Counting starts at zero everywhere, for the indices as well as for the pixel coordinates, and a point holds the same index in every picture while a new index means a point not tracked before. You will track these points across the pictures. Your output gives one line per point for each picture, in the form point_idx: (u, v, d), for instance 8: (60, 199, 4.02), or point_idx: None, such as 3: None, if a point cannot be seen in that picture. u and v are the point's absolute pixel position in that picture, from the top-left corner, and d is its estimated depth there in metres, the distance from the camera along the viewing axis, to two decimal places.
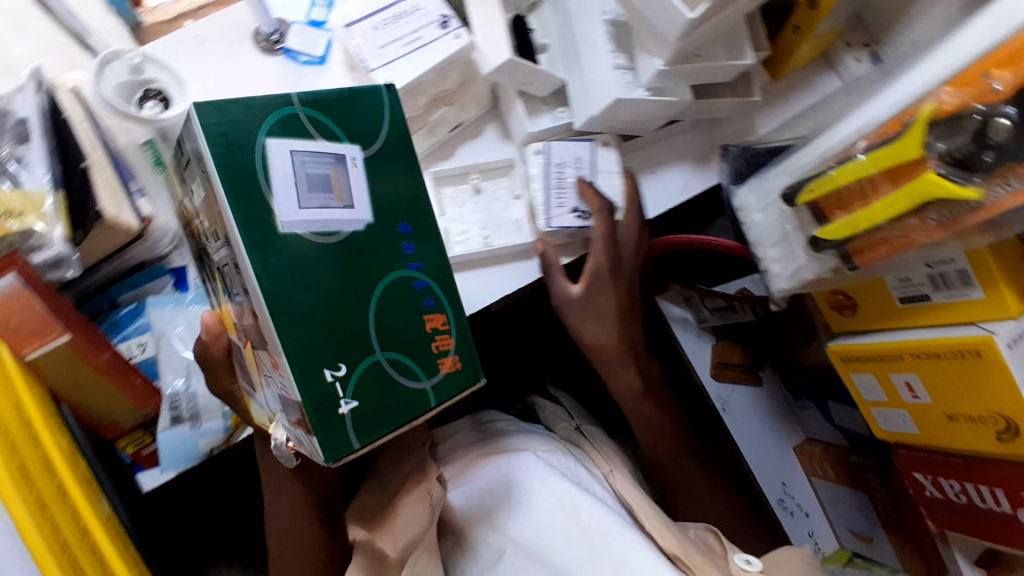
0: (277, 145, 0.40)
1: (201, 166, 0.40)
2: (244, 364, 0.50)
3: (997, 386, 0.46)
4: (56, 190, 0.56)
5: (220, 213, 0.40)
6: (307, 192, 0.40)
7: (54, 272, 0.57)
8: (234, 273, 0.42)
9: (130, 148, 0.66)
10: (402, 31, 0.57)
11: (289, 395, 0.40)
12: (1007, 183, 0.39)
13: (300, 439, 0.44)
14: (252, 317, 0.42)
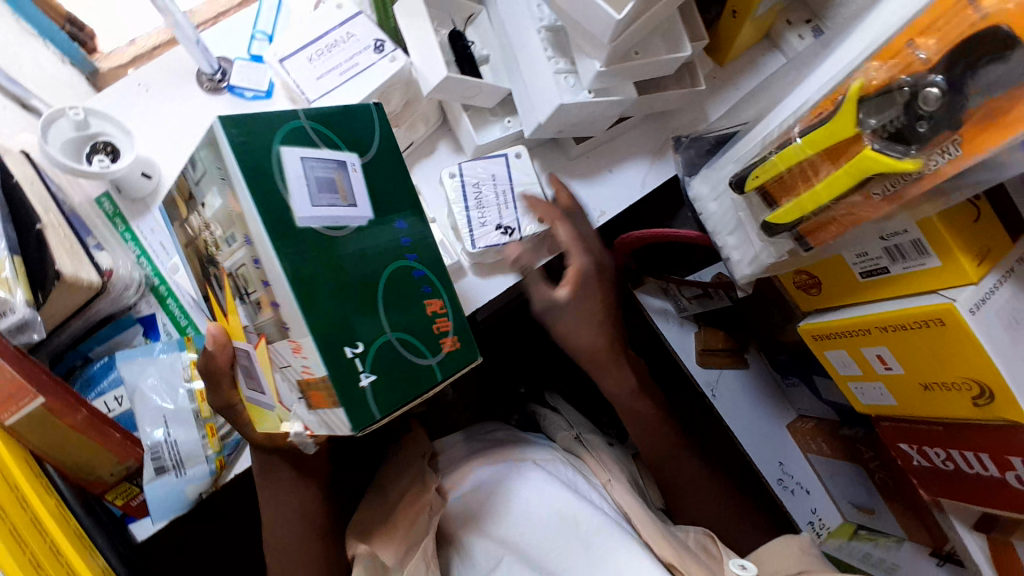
0: (289, 153, 0.40)
1: (217, 172, 0.40)
2: (249, 369, 0.48)
3: (965, 353, 0.46)
4: (13, 255, 0.56)
5: (238, 216, 0.39)
6: (317, 192, 0.40)
7: (21, 336, 0.57)
8: (248, 272, 0.41)
9: (85, 206, 0.67)
10: (338, 60, 0.57)
11: (312, 373, 0.40)
12: (945, 151, 0.39)
13: (319, 424, 0.43)
14: (269, 312, 0.41)
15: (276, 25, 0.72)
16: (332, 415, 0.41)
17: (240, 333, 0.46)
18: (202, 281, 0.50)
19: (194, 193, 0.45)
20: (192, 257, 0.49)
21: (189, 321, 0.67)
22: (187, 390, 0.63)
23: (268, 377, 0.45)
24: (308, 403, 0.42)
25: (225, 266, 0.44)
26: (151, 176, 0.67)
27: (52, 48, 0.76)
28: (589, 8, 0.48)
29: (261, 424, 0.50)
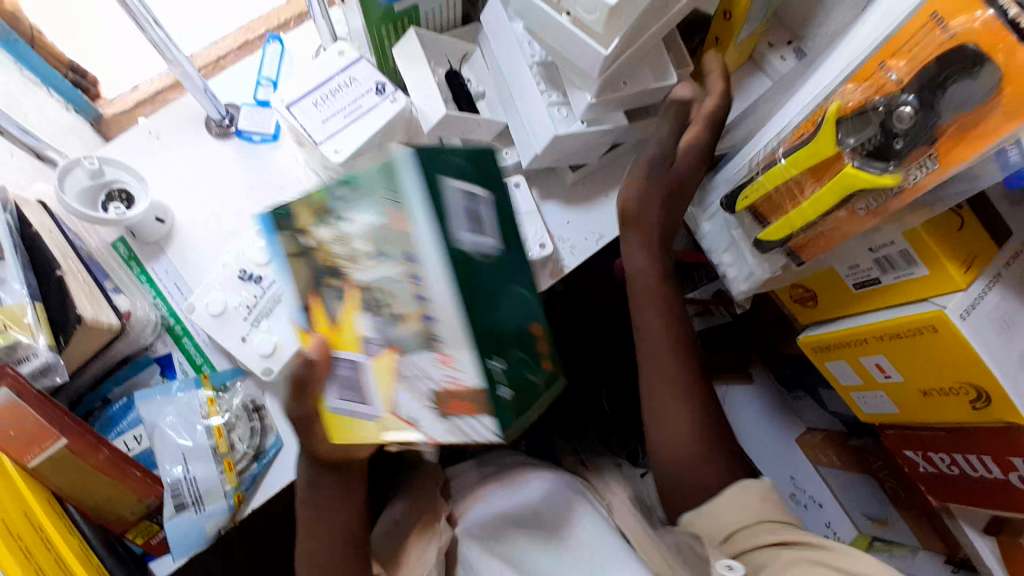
0: (446, 183, 0.35)
1: (390, 189, 0.36)
2: (354, 380, 0.44)
3: (959, 358, 0.47)
4: (35, 301, 0.58)
5: (403, 235, 0.37)
6: (462, 225, 0.36)
7: (45, 379, 0.59)
8: (401, 287, 0.39)
9: (103, 251, 0.69)
10: (342, 102, 0.59)
11: (461, 382, 0.38)
12: (922, 166, 0.42)
13: (453, 435, 0.40)
14: (415, 326, 0.39)
15: (280, 71, 0.75)
16: (474, 423, 0.39)
17: (353, 344, 0.43)
18: (311, 290, 0.46)
19: (331, 204, 0.41)
20: (304, 265, 0.45)
21: (204, 360, 0.69)
22: (204, 426, 0.64)
23: (383, 387, 0.42)
24: (438, 411, 0.40)
25: (357, 278, 0.41)
26: (165, 220, 0.69)
27: (57, 96, 0.85)
28: (578, 45, 0.50)
29: (351, 436, 0.47)
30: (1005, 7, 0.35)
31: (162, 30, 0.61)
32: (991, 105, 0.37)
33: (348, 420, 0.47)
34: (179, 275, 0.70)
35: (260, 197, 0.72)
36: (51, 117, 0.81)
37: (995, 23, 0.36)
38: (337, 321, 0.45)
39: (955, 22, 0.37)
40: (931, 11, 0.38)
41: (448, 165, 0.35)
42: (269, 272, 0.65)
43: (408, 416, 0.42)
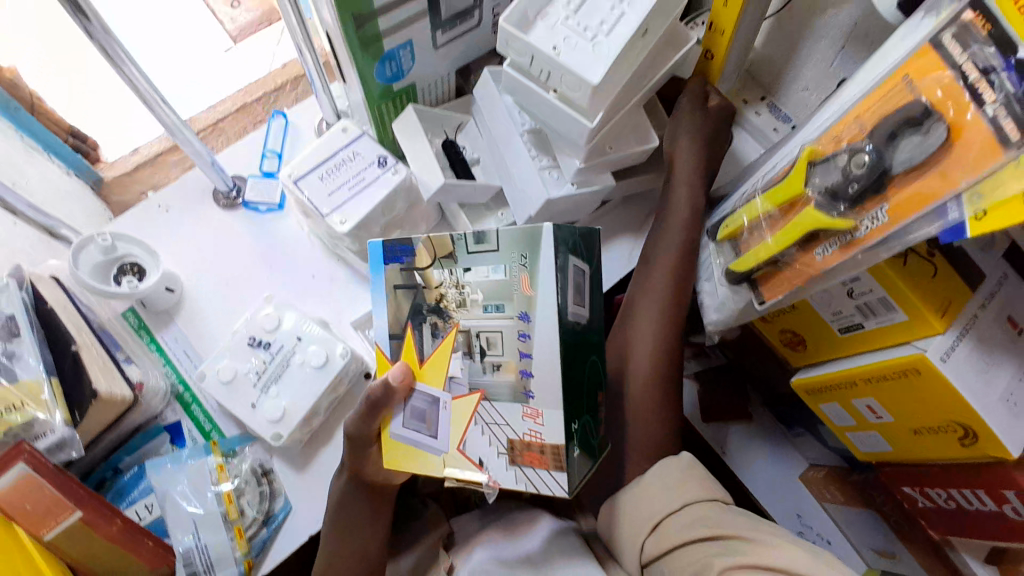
0: (570, 262, 0.47)
1: (524, 256, 0.46)
2: (426, 413, 0.49)
3: (943, 399, 0.49)
4: (50, 376, 0.60)
5: (526, 297, 0.46)
6: (574, 297, 0.47)
7: (60, 453, 0.59)
8: (510, 336, 0.46)
9: (114, 321, 0.71)
10: (346, 175, 0.63)
11: (542, 438, 0.46)
12: (874, 215, 0.44)
13: (523, 481, 0.46)
14: (509, 377, 0.46)
15: (285, 143, 0.80)
16: (544, 476, 0.46)
17: (438, 381, 0.48)
18: (404, 320, 0.50)
19: (457, 252, 0.48)
20: (407, 297, 0.49)
21: (213, 427, 0.70)
22: (214, 493, 0.65)
23: (455, 428, 0.47)
24: (511, 460, 0.46)
25: (463, 322, 0.48)
26: (175, 290, 0.71)
27: (56, 161, 0.98)
28: (567, 119, 0.54)
29: (406, 466, 0.49)
30: (964, 72, 0.38)
31: (171, 107, 0.65)
32: (936, 163, 0.40)
33: (404, 452, 0.50)
34: (188, 342, 0.72)
35: (267, 264, 0.74)
36: (51, 180, 0.93)
37: (955, 83, 0.39)
38: (428, 358, 0.49)
39: (923, 82, 0.41)
40: (906, 71, 0.42)
41: (577, 248, 0.48)
42: (277, 337, 0.67)
43: (478, 457, 0.46)
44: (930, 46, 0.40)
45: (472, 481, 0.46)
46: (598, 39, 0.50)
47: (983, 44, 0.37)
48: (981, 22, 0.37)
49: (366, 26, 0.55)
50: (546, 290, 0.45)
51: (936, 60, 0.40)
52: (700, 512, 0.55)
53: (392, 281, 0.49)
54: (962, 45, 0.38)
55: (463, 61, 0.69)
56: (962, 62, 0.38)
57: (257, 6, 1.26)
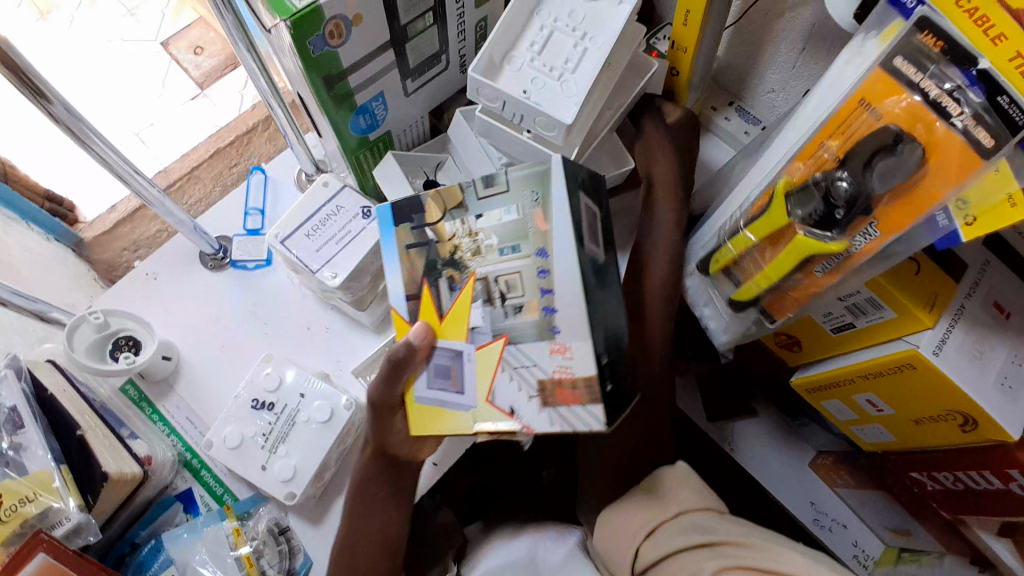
0: (582, 198, 0.51)
1: (536, 198, 0.51)
2: (451, 367, 0.50)
3: (939, 389, 0.50)
4: (60, 464, 0.59)
5: (541, 232, 0.50)
6: (590, 232, 0.50)
7: (77, 539, 0.58)
8: (526, 276, 0.50)
9: (113, 396, 0.71)
10: (332, 229, 0.66)
11: (572, 373, 0.47)
12: (866, 232, 0.46)
13: (556, 420, 0.47)
14: (533, 317, 0.49)
15: (266, 199, 0.81)
16: (579, 412, 0.47)
17: (459, 334, 0.50)
18: (419, 278, 0.52)
19: (468, 203, 0.52)
20: (422, 255, 0.52)
21: (225, 491, 0.69)
22: (234, 557, 0.63)
23: (482, 380, 0.49)
24: (544, 402, 0.47)
25: (479, 270, 0.51)
26: (172, 358, 0.71)
27: (36, 227, 0.98)
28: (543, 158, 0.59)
29: (433, 430, 0.50)
30: (925, 91, 0.41)
31: (147, 177, 0.65)
32: (917, 176, 0.43)
33: (432, 410, 0.50)
34: (191, 408, 0.72)
35: (260, 322, 0.74)
36: (31, 249, 0.94)
37: (917, 103, 0.42)
38: (449, 309, 0.51)
39: (884, 104, 0.44)
40: (860, 97, 0.45)
41: (586, 188, 0.52)
42: (280, 397, 0.67)
43: (510, 406, 0.47)
44: (879, 70, 0.43)
45: (505, 430, 0.47)
46: (564, 77, 0.56)
47: (937, 62, 0.41)
48: (931, 40, 0.40)
49: (339, 83, 0.59)
50: (560, 221, 0.49)
51: (893, 83, 0.43)
52: (693, 520, 0.55)
53: (409, 236, 0.53)
54: (916, 66, 0.41)
55: (435, 102, 0.73)
56: (920, 81, 0.41)
57: (219, 52, 1.31)
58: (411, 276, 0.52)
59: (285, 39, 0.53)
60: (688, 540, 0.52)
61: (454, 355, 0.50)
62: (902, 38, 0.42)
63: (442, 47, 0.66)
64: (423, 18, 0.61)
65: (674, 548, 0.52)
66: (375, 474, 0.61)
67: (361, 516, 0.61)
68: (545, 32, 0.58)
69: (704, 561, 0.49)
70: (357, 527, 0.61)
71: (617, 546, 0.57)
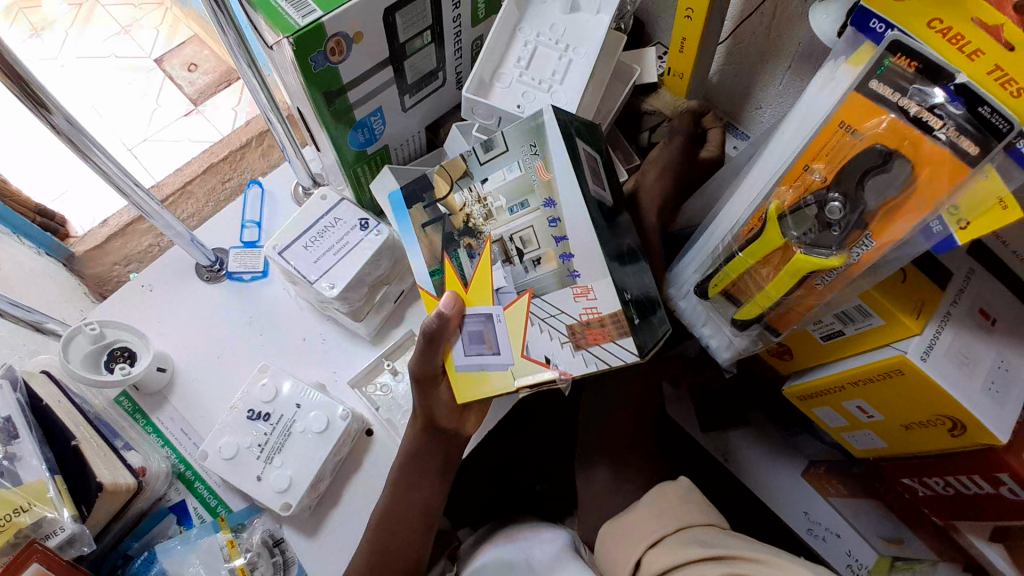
0: (580, 146, 0.53)
1: (534, 148, 0.52)
2: (482, 331, 0.52)
3: (928, 395, 0.51)
4: (54, 474, 0.58)
5: (545, 182, 0.51)
6: (594, 176, 0.52)
7: (71, 549, 0.58)
8: (540, 228, 0.51)
9: (108, 408, 0.70)
10: (330, 241, 0.67)
11: (599, 312, 0.49)
12: (863, 243, 0.47)
13: (590, 359, 0.48)
14: (552, 266, 0.51)
15: (263, 213, 0.81)
16: (612, 348, 0.48)
17: (485, 300, 0.52)
18: (439, 253, 0.54)
19: (472, 170, 0.54)
20: (438, 232, 0.54)
21: (219, 502, 0.68)
22: (228, 569, 0.63)
23: (515, 337, 0.51)
24: (576, 345, 0.49)
25: (495, 233, 0.53)
26: (167, 370, 0.71)
27: (28, 241, 0.98)
28: None
29: (475, 393, 0.52)
30: (904, 108, 0.43)
31: (145, 189, 0.65)
32: (908, 189, 0.45)
33: (474, 373, 0.52)
34: (185, 420, 0.71)
35: (257, 333, 0.75)
36: None
37: (900, 122, 0.43)
38: (472, 274, 0.53)
39: (865, 127, 0.45)
40: (841, 120, 0.46)
41: (580, 135, 0.53)
42: (276, 407, 0.67)
43: (545, 355, 0.49)
44: (854, 92, 0.45)
45: (544, 380, 0.49)
46: (553, 88, 0.63)
47: (914, 81, 0.42)
48: (905, 61, 0.42)
49: (339, 98, 0.60)
50: (564, 170, 0.51)
51: (870, 105, 0.44)
52: (699, 535, 0.55)
53: (422, 217, 0.55)
54: (892, 86, 0.43)
55: (432, 117, 0.74)
56: (900, 101, 0.43)
57: (213, 69, 1.31)
58: (432, 250, 0.54)
59: (287, 56, 0.54)
60: (693, 553, 0.51)
61: (486, 318, 0.52)
62: (878, 61, 0.43)
63: (439, 64, 0.67)
64: (421, 36, 0.62)
65: (676, 563, 0.52)
66: (427, 448, 0.62)
67: (406, 490, 0.62)
68: (529, 48, 0.65)
69: (709, 569, 0.49)
70: (400, 502, 0.62)
71: (615, 553, 0.58)
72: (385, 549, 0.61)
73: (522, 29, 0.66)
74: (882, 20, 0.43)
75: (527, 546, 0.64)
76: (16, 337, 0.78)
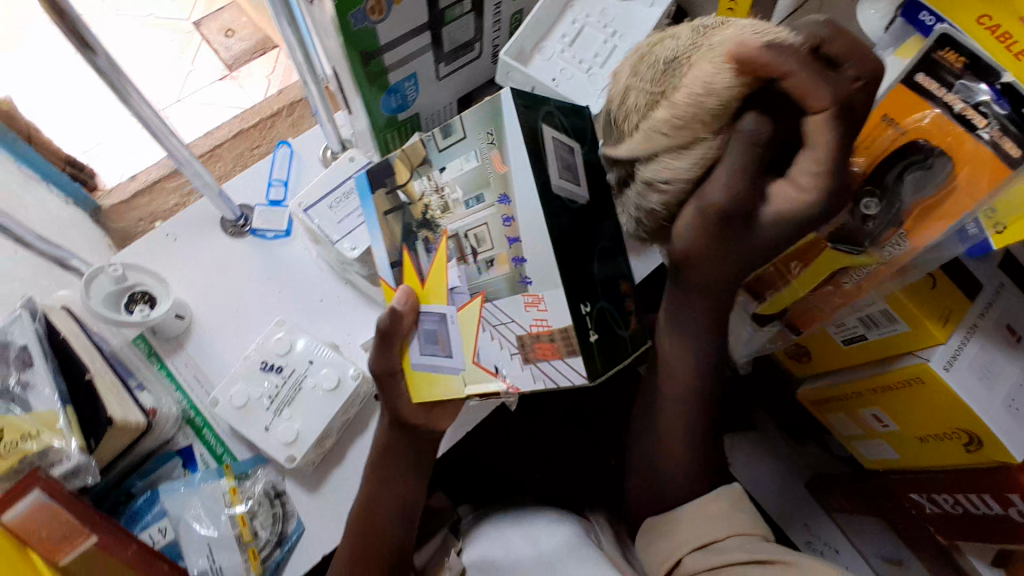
0: (546, 132, 0.49)
1: (489, 135, 0.48)
2: (438, 331, 0.53)
3: (948, 406, 0.50)
4: (65, 405, 0.60)
5: (500, 176, 0.48)
6: (560, 170, 0.49)
7: (75, 480, 0.58)
8: (492, 227, 0.49)
9: (124, 348, 0.71)
10: (353, 204, 0.68)
11: (548, 325, 0.47)
12: (897, 241, 0.47)
13: (536, 375, 0.48)
14: (504, 269, 0.49)
15: (290, 172, 0.82)
16: (559, 365, 0.47)
17: (442, 296, 0.53)
18: (399, 243, 0.55)
19: (431, 157, 0.52)
20: (396, 220, 0.55)
21: (225, 451, 0.68)
22: (229, 515, 0.63)
23: (467, 340, 0.51)
24: (525, 359, 0.49)
25: (451, 227, 0.52)
26: (184, 318, 0.72)
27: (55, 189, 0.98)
28: None
29: (430, 393, 0.55)
30: (949, 104, 0.42)
31: (179, 138, 0.66)
32: (947, 188, 0.44)
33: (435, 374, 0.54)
34: (198, 367, 0.72)
35: (276, 289, 0.75)
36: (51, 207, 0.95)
37: (945, 119, 0.43)
38: (429, 268, 0.53)
39: (906, 121, 0.44)
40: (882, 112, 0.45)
41: (552, 121, 0.50)
42: (289, 361, 0.68)
43: (493, 365, 0.50)
44: (902, 86, 0.44)
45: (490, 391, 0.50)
46: (593, 70, 0.64)
47: (961, 76, 0.41)
48: (952, 56, 0.41)
49: (373, 61, 0.60)
50: (518, 164, 0.47)
51: (914, 99, 0.44)
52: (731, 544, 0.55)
53: (383, 207, 0.55)
54: (937, 81, 0.42)
55: (465, 89, 0.74)
56: (946, 97, 0.42)
57: (250, 36, 1.33)
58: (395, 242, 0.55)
59: (327, 13, 0.54)
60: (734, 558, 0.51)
61: (441, 318, 0.53)
62: (926, 52, 0.43)
63: (476, 35, 0.67)
64: (461, 5, 0.62)
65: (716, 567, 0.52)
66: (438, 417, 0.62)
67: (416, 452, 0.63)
68: (576, 27, 0.65)
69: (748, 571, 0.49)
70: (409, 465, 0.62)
71: (659, 547, 0.58)
72: (385, 516, 0.61)
73: (573, 7, 0.66)
74: (933, 13, 0.45)
75: (527, 531, 0.64)
76: (38, 277, 0.79)
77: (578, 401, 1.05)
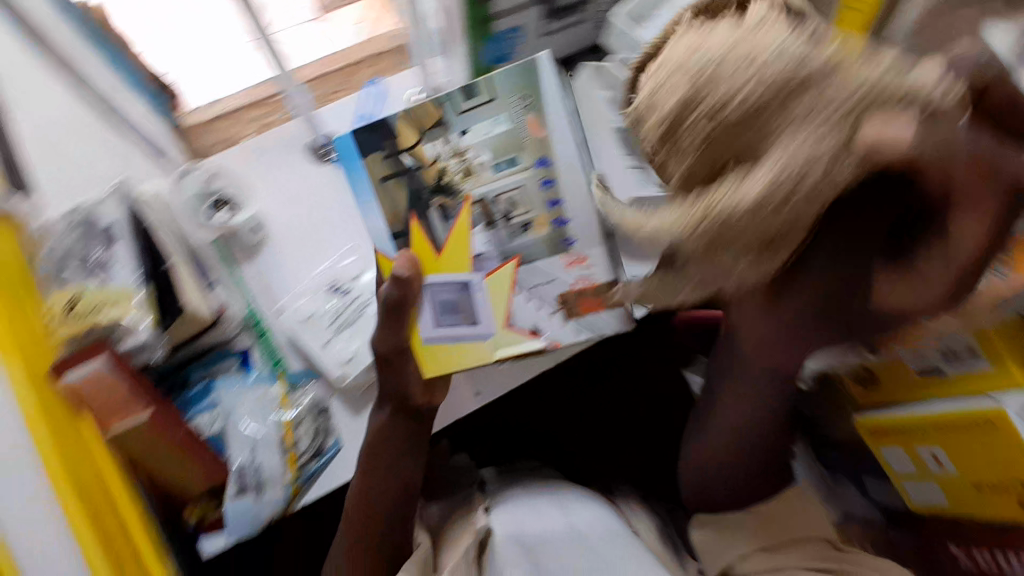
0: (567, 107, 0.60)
1: (526, 102, 0.59)
2: (456, 303, 0.57)
3: (1015, 454, 0.49)
4: (143, 286, 0.61)
5: (536, 139, 0.60)
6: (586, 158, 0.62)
7: (142, 354, 0.60)
8: (531, 183, 0.61)
9: (203, 246, 0.70)
10: None
11: (593, 280, 0.62)
12: (998, 269, 0.45)
13: (582, 326, 0.62)
14: (540, 230, 0.62)
15: (380, 108, 0.83)
16: (604, 318, 0.63)
17: (464, 264, 0.57)
18: (405, 212, 0.58)
19: (449, 120, 0.59)
20: (399, 185, 0.58)
21: (281, 358, 0.68)
22: (275, 419, 0.65)
23: (498, 302, 0.58)
24: (567, 314, 0.62)
25: (476, 192, 0.60)
26: (258, 232, 0.73)
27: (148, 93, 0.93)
28: None
29: (453, 364, 0.58)
30: None
31: (282, 55, 0.67)
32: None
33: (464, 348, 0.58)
34: (266, 280, 0.72)
35: (348, 217, 0.75)
36: None
37: None
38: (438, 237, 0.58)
39: None
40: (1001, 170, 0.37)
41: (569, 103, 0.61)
42: (357, 286, 0.69)
43: (530, 325, 0.61)
44: None
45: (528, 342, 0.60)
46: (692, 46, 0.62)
47: None
48: None
49: (480, 6, 0.59)
50: (555, 130, 0.60)
51: None
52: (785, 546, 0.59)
53: (390, 172, 0.58)
54: None
55: (566, 52, 0.74)
56: None
57: None
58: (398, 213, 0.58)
59: None
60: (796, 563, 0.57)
61: (462, 287, 0.57)
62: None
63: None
64: None
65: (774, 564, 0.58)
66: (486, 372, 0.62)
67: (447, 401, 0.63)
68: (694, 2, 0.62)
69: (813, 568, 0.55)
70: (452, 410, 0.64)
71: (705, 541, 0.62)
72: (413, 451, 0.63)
73: None
74: None
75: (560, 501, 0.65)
76: (124, 169, 0.81)
77: (613, 391, 1.04)
